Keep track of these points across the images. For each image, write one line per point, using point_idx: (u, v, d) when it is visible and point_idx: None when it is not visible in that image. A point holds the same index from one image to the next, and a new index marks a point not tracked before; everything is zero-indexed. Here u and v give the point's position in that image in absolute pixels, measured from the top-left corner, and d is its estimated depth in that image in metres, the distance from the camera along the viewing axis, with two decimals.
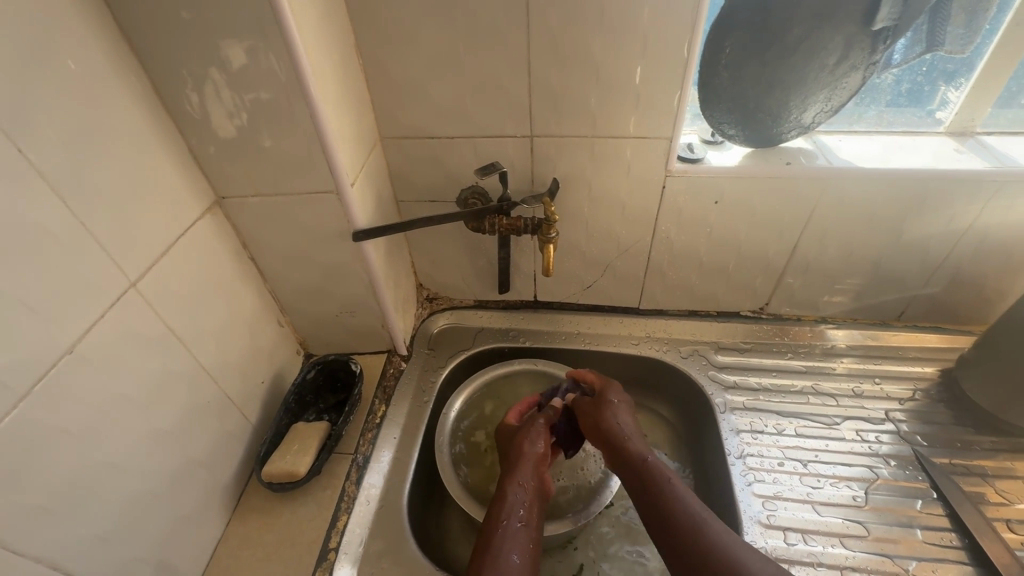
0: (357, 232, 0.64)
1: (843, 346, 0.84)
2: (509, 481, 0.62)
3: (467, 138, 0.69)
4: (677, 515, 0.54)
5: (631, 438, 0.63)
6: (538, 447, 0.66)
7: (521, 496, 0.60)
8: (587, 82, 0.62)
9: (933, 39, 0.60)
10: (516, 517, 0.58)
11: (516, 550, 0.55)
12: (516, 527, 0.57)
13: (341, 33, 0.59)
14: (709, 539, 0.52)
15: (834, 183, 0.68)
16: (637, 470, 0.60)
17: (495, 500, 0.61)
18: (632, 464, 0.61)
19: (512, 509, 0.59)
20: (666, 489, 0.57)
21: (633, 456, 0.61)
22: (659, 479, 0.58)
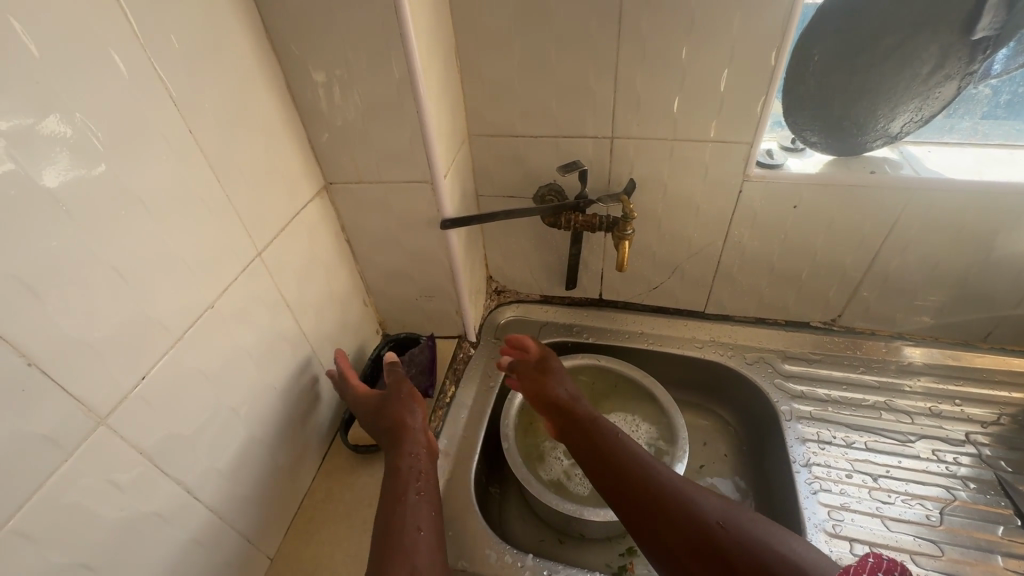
0: (445, 221, 0.69)
1: (921, 364, 0.81)
2: (398, 455, 0.62)
3: (549, 138, 0.73)
4: (630, 463, 0.60)
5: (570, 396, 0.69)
6: (416, 416, 0.65)
7: (417, 467, 0.61)
8: (672, 87, 0.65)
9: None
10: (412, 487, 0.59)
11: (420, 521, 0.56)
12: (415, 501, 0.57)
13: (446, 37, 0.64)
14: (656, 481, 0.58)
15: (921, 194, 0.67)
16: (586, 429, 0.65)
17: (387, 475, 0.60)
18: (579, 423, 0.66)
19: (407, 481, 0.59)
20: (615, 442, 0.63)
21: (584, 416, 0.67)
22: (607, 433, 0.64)
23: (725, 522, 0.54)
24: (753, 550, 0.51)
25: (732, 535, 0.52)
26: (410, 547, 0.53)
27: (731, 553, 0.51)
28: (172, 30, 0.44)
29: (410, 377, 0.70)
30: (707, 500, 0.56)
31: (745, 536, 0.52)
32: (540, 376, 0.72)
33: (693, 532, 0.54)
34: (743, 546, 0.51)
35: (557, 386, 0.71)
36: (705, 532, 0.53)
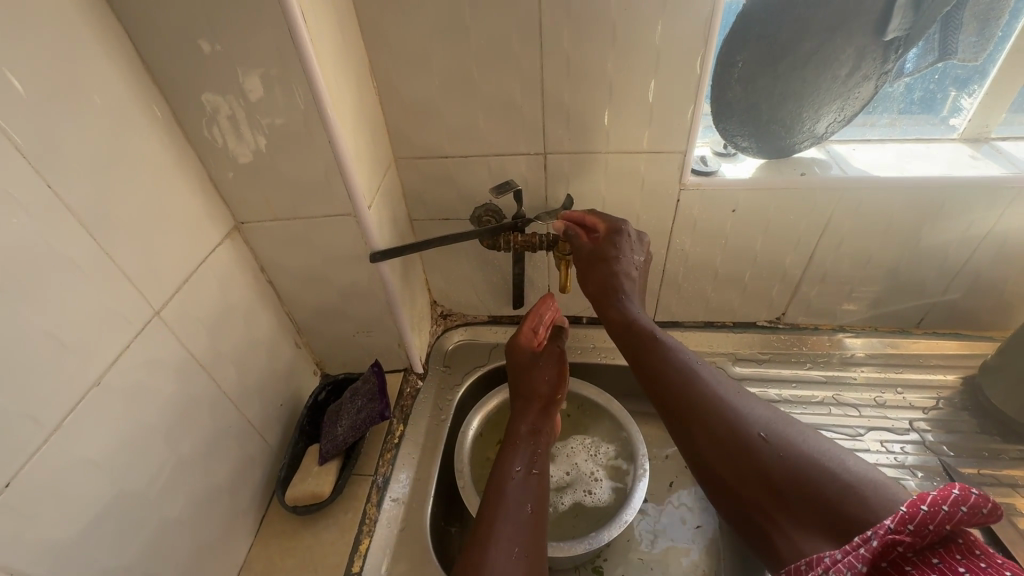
0: (374, 253, 0.64)
1: (863, 354, 0.83)
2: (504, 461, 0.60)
3: (480, 157, 0.70)
4: (674, 381, 0.55)
5: (630, 313, 0.63)
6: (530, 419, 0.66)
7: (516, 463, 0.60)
8: (600, 100, 0.63)
9: (946, 47, 0.61)
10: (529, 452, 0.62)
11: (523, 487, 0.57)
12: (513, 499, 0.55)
13: (357, 58, 0.59)
14: (702, 398, 0.52)
15: (850, 192, 0.68)
16: (636, 343, 0.60)
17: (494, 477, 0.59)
18: (631, 338, 0.61)
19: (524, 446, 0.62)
20: (661, 362, 0.57)
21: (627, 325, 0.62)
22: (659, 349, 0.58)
23: (769, 438, 0.48)
24: (795, 469, 0.45)
25: (774, 451, 0.47)
26: (498, 537, 0.51)
27: (775, 475, 0.46)
28: (12, 72, 0.38)
29: (345, 427, 0.67)
30: (756, 415, 0.50)
31: (790, 451, 0.46)
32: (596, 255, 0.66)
33: (734, 453, 0.48)
34: (786, 466, 0.45)
35: (600, 272, 0.66)
36: (748, 450, 0.48)
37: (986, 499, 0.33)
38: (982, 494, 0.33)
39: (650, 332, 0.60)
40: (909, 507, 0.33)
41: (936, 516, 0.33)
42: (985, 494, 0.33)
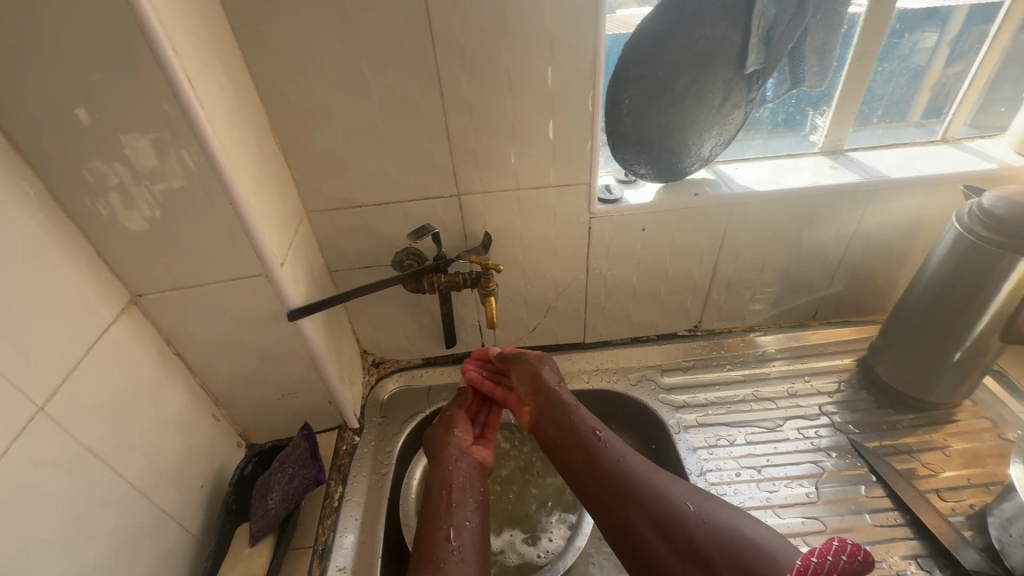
0: (291, 310, 0.61)
1: (774, 350, 0.90)
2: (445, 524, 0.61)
3: (395, 204, 0.70)
4: (611, 460, 0.63)
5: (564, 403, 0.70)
6: (460, 471, 0.67)
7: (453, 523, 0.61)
8: (504, 141, 0.65)
9: (796, 76, 0.70)
10: (468, 501, 0.64)
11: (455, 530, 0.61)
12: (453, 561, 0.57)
13: (254, 114, 0.58)
14: (635, 480, 0.61)
15: (737, 207, 0.76)
16: (575, 442, 0.66)
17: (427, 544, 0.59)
18: (567, 428, 0.68)
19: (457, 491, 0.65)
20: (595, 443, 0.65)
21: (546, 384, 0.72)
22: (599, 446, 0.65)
23: (694, 513, 0.58)
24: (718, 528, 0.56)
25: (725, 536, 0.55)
26: None
27: (707, 547, 0.55)
28: None
29: (275, 500, 0.64)
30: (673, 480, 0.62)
31: (712, 524, 0.56)
32: (529, 368, 0.74)
33: (668, 524, 0.57)
34: (714, 539, 0.55)
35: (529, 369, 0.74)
36: (679, 529, 0.57)
37: (858, 547, 0.47)
38: (851, 544, 0.46)
39: (585, 422, 0.68)
40: (806, 558, 0.48)
41: (824, 563, 0.47)
42: (860, 544, 0.47)
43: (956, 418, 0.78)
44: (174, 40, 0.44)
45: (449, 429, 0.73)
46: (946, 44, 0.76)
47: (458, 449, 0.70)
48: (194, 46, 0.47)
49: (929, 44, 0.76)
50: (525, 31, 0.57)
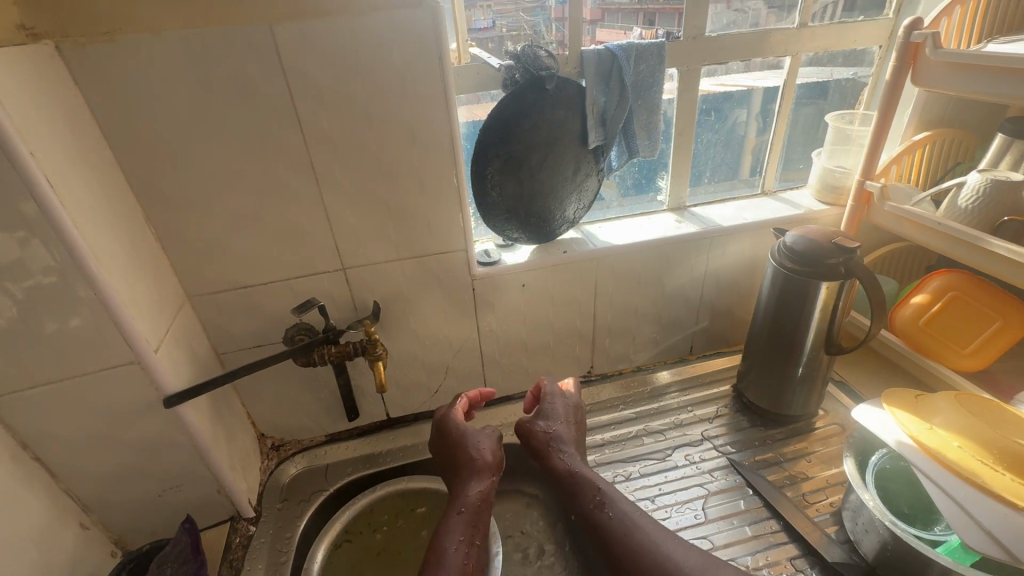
0: (168, 396, 0.60)
1: (661, 385, 0.98)
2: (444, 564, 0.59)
3: (281, 283, 0.73)
4: (626, 544, 0.61)
5: (574, 470, 0.69)
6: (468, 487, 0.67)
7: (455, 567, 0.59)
8: (381, 217, 0.72)
9: (631, 148, 0.84)
10: (471, 542, 0.63)
11: (461, 566, 0.60)
12: None
13: (125, 207, 0.60)
14: (644, 550, 0.60)
15: (603, 260, 0.86)
16: (588, 512, 0.65)
17: None
18: (581, 497, 0.67)
19: (469, 523, 0.64)
20: (610, 512, 0.64)
21: (560, 452, 0.72)
22: (607, 513, 0.64)
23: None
24: None
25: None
26: None
27: None
28: None
29: None
30: (688, 551, 0.59)
31: None
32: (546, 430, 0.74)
33: None
34: None
35: (545, 430, 0.74)
36: None
37: None
38: None
39: (595, 488, 0.67)
40: None
41: None
42: None
43: (815, 427, 0.88)
44: (32, 146, 0.47)
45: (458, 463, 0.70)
46: (755, 117, 0.94)
47: (467, 475, 0.69)
48: (55, 150, 0.50)
49: (740, 119, 0.93)
50: (387, 122, 0.65)
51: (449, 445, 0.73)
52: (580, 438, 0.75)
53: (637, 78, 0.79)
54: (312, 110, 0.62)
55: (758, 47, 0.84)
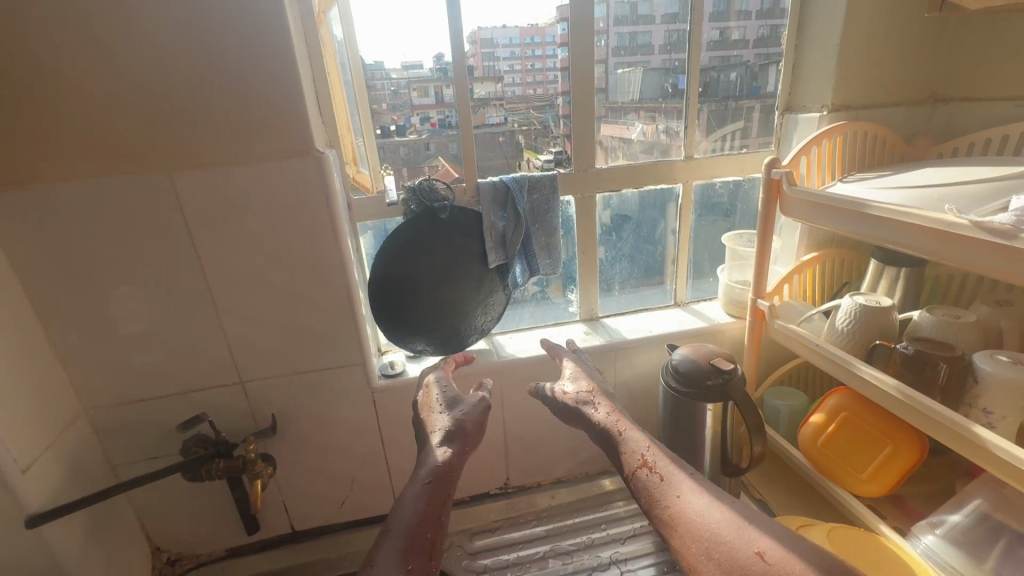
0: (31, 516, 0.62)
1: (577, 500, 0.94)
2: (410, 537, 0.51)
3: (178, 397, 0.76)
4: (670, 504, 0.54)
5: (618, 428, 0.63)
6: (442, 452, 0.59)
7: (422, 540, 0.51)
8: (277, 334, 0.76)
9: (532, 266, 0.89)
10: (441, 510, 0.54)
11: (424, 538, 0.51)
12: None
13: (21, 330, 0.65)
14: (691, 507, 0.53)
15: (506, 372, 0.88)
16: (632, 467, 0.59)
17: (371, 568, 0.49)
18: (626, 455, 0.61)
19: (439, 492, 0.55)
20: (655, 468, 0.58)
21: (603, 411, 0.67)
22: (653, 472, 0.57)
23: (768, 555, 0.46)
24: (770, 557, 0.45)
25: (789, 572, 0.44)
26: None
27: None
28: None
29: None
30: (734, 509, 0.52)
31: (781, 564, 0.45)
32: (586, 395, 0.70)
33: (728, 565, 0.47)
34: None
35: (583, 394, 0.70)
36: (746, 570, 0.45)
37: None
38: None
39: (639, 445, 0.60)
40: None
41: None
42: None
43: None
44: None
45: (433, 426, 0.64)
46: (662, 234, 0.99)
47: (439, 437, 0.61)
48: None
49: (648, 235, 0.99)
50: (279, 253, 0.71)
51: (419, 417, 0.67)
52: (611, 400, 0.69)
53: (534, 205, 0.86)
54: (206, 244, 0.68)
55: (650, 175, 0.92)
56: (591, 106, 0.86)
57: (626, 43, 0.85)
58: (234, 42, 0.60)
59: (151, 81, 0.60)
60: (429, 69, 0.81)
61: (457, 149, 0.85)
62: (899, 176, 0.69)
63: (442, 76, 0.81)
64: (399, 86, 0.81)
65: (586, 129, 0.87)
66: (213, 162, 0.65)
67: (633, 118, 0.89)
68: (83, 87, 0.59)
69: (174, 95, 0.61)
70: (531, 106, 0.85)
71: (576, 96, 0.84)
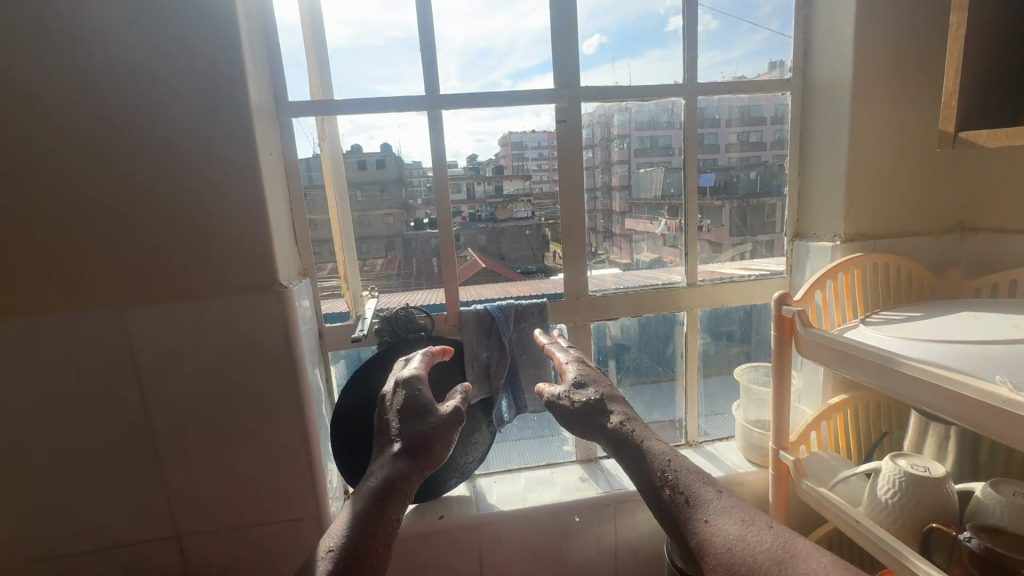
0: None
1: None
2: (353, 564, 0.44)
3: (101, 551, 0.66)
4: (704, 530, 0.44)
5: (639, 438, 0.54)
6: (403, 456, 0.53)
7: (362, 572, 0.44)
8: (221, 481, 0.67)
9: (518, 402, 0.80)
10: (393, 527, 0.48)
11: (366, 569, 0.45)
12: None
13: None
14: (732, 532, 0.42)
15: (484, 528, 0.76)
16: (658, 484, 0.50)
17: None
18: (646, 470, 0.51)
19: (390, 508, 0.49)
20: (688, 485, 0.48)
21: (620, 414, 0.57)
22: (682, 494, 0.48)
23: None
24: None
25: None
26: None
27: None
28: None
29: None
30: (773, 535, 0.41)
31: None
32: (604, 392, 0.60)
33: None
34: None
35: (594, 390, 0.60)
36: None
37: None
38: None
39: (666, 460, 0.51)
40: None
41: None
42: None
43: None
44: None
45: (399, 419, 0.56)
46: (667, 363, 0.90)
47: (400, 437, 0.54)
48: None
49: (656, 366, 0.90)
50: (234, 393, 0.65)
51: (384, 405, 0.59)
52: (622, 402, 0.59)
53: (519, 337, 0.79)
54: (155, 383, 0.63)
55: (650, 302, 0.85)
56: (582, 225, 0.81)
57: (647, 144, 0.82)
58: (203, 184, 0.60)
59: (115, 222, 0.59)
60: (460, 167, 0.78)
61: (486, 242, 0.82)
62: (915, 326, 0.61)
63: (475, 173, 0.80)
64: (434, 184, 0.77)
65: (574, 242, 0.82)
66: (171, 299, 0.62)
67: (647, 226, 0.85)
68: (44, 229, 0.58)
69: (138, 234, 0.60)
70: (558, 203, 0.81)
71: (562, 209, 0.80)
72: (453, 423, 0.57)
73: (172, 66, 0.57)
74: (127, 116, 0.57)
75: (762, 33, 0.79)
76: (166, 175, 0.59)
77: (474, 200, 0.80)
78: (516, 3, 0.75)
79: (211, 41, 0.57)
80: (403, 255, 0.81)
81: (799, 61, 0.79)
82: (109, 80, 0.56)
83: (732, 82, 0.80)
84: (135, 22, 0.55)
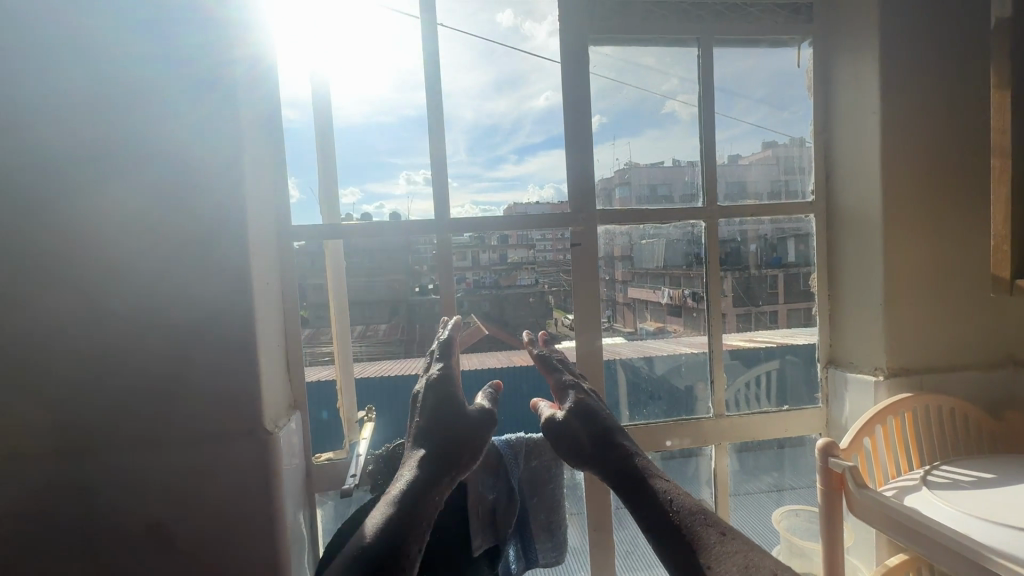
0: None
1: None
2: None
3: None
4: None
5: (645, 473, 0.51)
6: (421, 484, 0.49)
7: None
8: None
9: (528, 554, 0.71)
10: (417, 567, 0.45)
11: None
12: None
13: None
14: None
15: None
16: (664, 524, 0.47)
17: None
18: (653, 506, 0.48)
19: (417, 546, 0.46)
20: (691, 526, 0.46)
21: (625, 448, 0.53)
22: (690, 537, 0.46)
23: None
24: None
25: None
26: None
27: None
28: None
29: None
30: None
31: None
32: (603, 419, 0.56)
33: None
34: None
35: (597, 414, 0.56)
36: None
37: None
38: None
39: (669, 499, 0.49)
40: None
41: None
42: None
43: None
44: None
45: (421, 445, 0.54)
46: None
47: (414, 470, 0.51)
48: None
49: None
50: (199, 570, 0.56)
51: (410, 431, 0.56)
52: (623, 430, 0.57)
53: (527, 478, 0.71)
54: (110, 562, 0.54)
55: (673, 436, 0.77)
56: (594, 284, 0.75)
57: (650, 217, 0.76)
58: (189, 334, 0.54)
59: (87, 378, 0.53)
60: (465, 236, 0.73)
61: (490, 307, 0.75)
62: (977, 496, 0.53)
63: (479, 242, 0.73)
64: (437, 250, 0.72)
65: (591, 311, 0.75)
66: (140, 463, 0.54)
67: (654, 296, 0.78)
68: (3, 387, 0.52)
69: (111, 392, 0.53)
70: (564, 271, 0.75)
71: (579, 271, 0.74)
72: (473, 450, 0.53)
73: (165, 209, 0.52)
74: (109, 264, 0.52)
75: (763, 136, 0.78)
76: (148, 327, 0.53)
77: (479, 263, 0.74)
78: (527, 85, 0.73)
79: (211, 179, 0.53)
80: (399, 330, 0.74)
81: (822, 185, 0.77)
82: (99, 228, 0.52)
83: (756, 208, 0.77)
84: (131, 166, 0.52)
